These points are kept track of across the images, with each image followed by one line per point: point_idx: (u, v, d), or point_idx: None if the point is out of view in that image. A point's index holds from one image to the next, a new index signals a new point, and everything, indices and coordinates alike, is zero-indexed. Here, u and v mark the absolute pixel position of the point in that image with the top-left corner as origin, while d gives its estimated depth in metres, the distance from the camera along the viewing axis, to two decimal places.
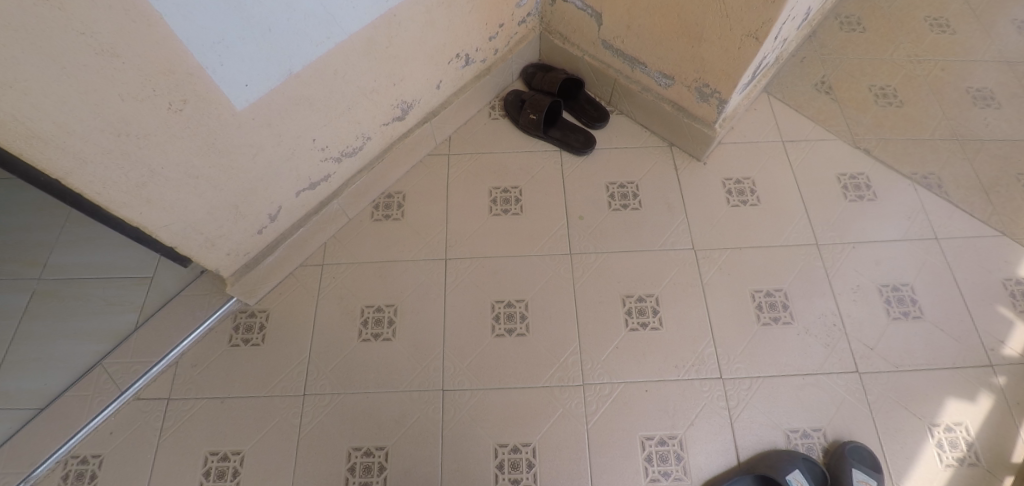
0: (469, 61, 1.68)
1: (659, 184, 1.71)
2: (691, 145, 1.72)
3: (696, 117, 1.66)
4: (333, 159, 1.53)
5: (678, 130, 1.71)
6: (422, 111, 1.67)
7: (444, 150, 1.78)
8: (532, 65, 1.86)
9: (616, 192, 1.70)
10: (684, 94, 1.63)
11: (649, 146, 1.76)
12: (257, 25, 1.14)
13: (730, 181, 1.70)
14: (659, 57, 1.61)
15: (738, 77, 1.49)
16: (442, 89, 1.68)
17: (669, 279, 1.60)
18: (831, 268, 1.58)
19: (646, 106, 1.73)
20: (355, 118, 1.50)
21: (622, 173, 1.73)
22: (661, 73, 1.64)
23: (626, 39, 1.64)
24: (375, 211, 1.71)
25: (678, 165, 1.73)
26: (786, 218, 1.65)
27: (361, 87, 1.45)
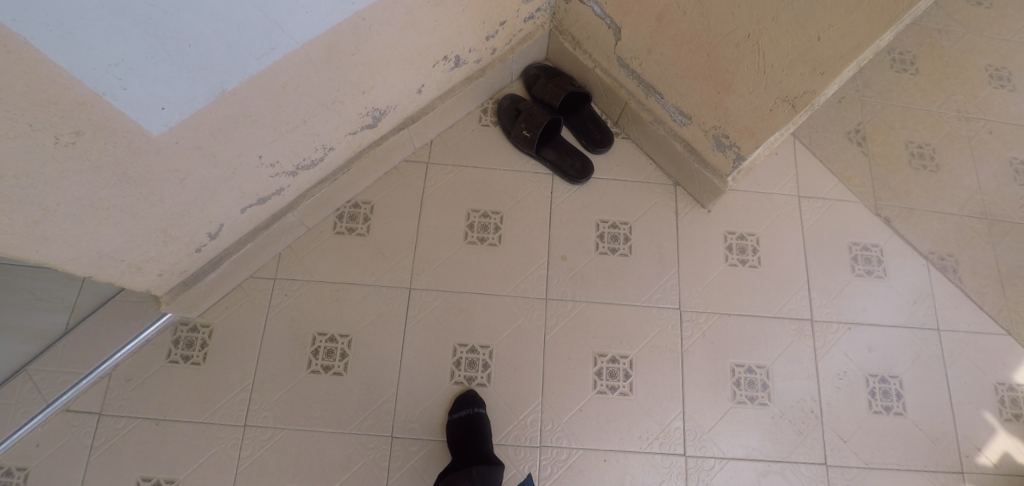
0: (460, 63, 1.43)
1: (656, 228, 1.54)
2: (697, 190, 1.54)
3: (708, 164, 1.47)
4: (286, 173, 1.32)
5: (687, 172, 1.52)
6: (399, 118, 1.44)
7: (422, 157, 1.58)
8: (536, 65, 1.61)
9: (606, 232, 1.52)
10: (699, 138, 1.43)
11: (651, 182, 1.57)
12: (173, 42, 0.88)
13: (732, 234, 1.53)
14: (679, 92, 1.39)
15: (762, 139, 1.29)
16: (425, 93, 1.44)
17: (648, 340, 1.44)
18: (821, 348, 1.45)
19: (655, 139, 1.52)
20: (315, 131, 1.27)
21: (616, 209, 1.55)
22: (678, 109, 1.42)
23: (644, 63, 1.40)
24: (338, 222, 1.54)
25: (679, 210, 1.56)
26: (784, 285, 1.50)
27: (321, 99, 1.21)
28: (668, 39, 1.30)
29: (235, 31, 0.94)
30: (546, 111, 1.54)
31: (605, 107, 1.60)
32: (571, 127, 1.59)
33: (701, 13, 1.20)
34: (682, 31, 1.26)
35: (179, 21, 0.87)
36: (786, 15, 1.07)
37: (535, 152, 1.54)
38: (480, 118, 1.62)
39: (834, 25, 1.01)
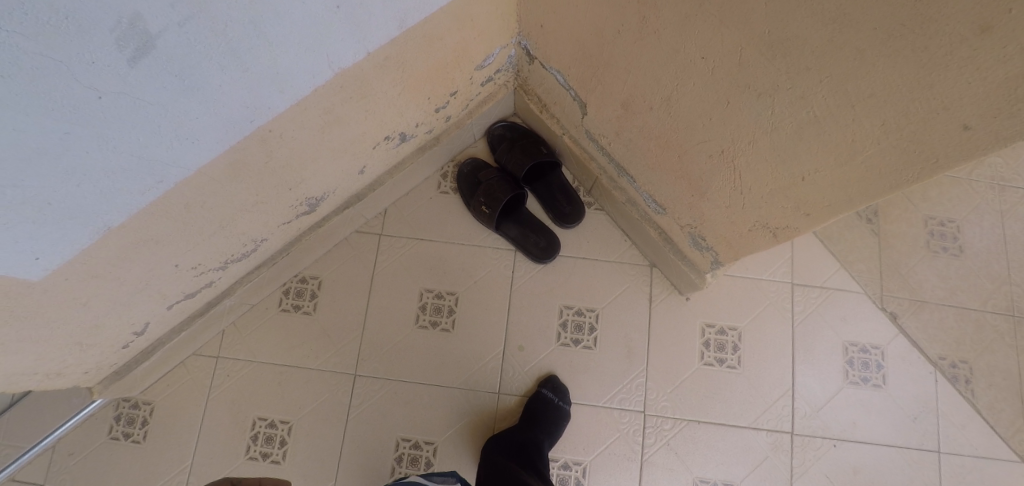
0: (407, 138, 1.29)
1: (625, 317, 1.42)
2: (676, 276, 1.37)
3: (686, 256, 1.29)
4: (214, 270, 1.22)
5: (663, 257, 1.36)
6: (341, 197, 1.32)
7: (375, 228, 1.47)
8: (503, 124, 1.45)
9: (570, 320, 1.42)
10: (675, 231, 1.24)
11: (625, 260, 1.45)
12: (27, 208, 0.76)
13: (712, 329, 1.41)
14: (651, 181, 1.19)
15: (740, 252, 1.11)
16: (369, 171, 1.30)
17: (605, 446, 1.37)
18: (800, 466, 1.34)
19: (629, 218, 1.36)
20: (240, 232, 1.15)
21: (585, 295, 1.43)
22: (651, 197, 1.23)
23: (613, 145, 1.20)
24: (284, 297, 1.46)
25: (654, 294, 1.43)
26: (764, 391, 1.38)
27: (237, 206, 1.08)
28: (636, 129, 1.09)
29: (107, 179, 0.82)
30: (507, 184, 1.38)
31: (577, 175, 1.46)
32: (538, 197, 1.44)
33: (669, 113, 0.96)
34: (651, 123, 1.03)
35: (31, 187, 0.74)
36: (761, 145, 0.83)
37: (495, 228, 1.40)
38: (439, 184, 1.48)
39: (820, 170, 0.77)
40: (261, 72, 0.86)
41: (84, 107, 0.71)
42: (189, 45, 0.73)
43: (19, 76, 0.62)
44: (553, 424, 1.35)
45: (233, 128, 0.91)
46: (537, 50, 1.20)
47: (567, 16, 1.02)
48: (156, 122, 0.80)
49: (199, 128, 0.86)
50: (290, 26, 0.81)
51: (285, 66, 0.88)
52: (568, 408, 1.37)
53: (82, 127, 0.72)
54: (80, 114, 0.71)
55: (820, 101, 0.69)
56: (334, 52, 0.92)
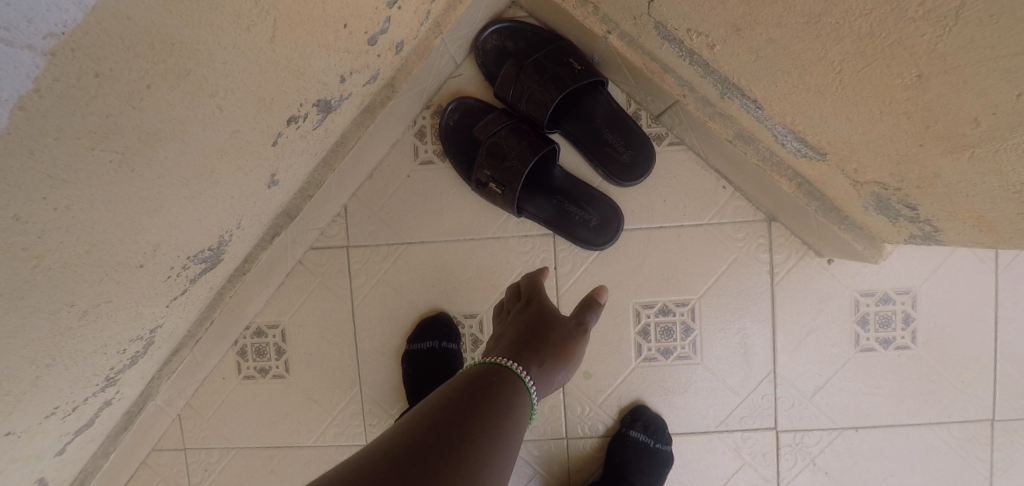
0: (337, 107, 0.71)
1: (735, 303, 0.98)
2: (817, 237, 0.90)
3: (846, 217, 0.80)
4: (103, 385, 0.78)
5: (795, 213, 0.88)
6: (259, 225, 0.80)
7: (339, 237, 0.98)
8: (497, 31, 0.89)
9: (654, 325, 0.97)
10: (840, 182, 0.72)
11: (726, 221, 0.96)
12: None
13: (868, 300, 0.98)
14: (812, 108, 0.61)
15: (1000, 236, 0.58)
16: (284, 177, 0.74)
17: (730, 480, 1.01)
18: (1001, 457, 0.99)
19: (732, 159, 0.86)
20: (93, 349, 0.68)
21: (677, 285, 0.97)
22: (794, 135, 0.69)
23: (724, 46, 0.63)
24: (243, 360, 1.03)
25: (775, 263, 0.97)
26: (947, 374, 0.99)
27: (56, 326, 0.58)
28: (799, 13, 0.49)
29: None
30: (523, 140, 0.87)
31: (635, 91, 0.91)
32: (576, 143, 0.91)
33: None
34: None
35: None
36: None
37: (519, 213, 0.89)
38: (416, 151, 0.95)
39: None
40: None
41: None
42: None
43: None
44: (651, 474, 0.98)
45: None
46: None
47: None
48: None
49: None
50: None
51: None
52: (670, 450, 0.99)
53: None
54: None
55: None
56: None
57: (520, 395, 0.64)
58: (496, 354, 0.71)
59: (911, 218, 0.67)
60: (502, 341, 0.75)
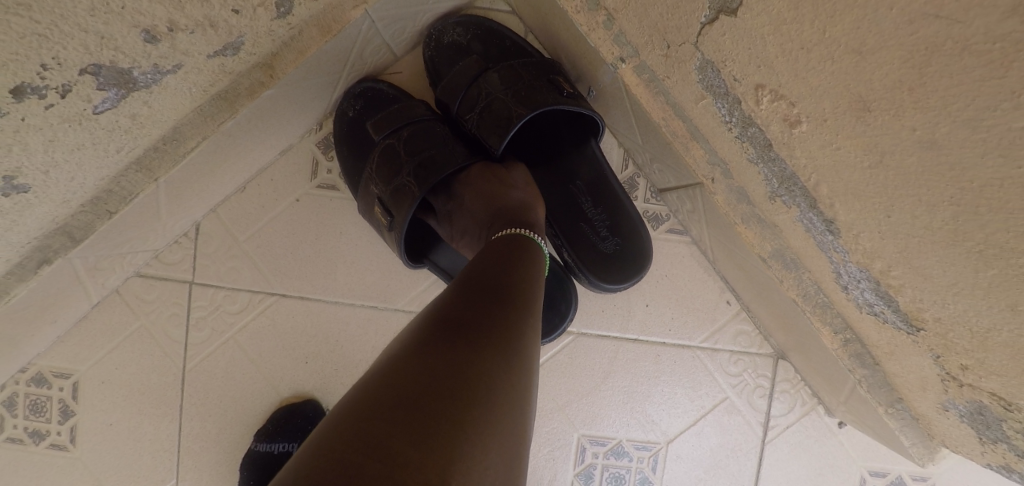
0: (149, 86, 0.41)
1: (713, 458, 0.73)
2: (840, 399, 0.66)
3: (900, 399, 0.55)
4: None
5: (820, 364, 0.63)
6: (4, 249, 0.47)
7: (179, 266, 0.66)
8: (467, 20, 0.62)
9: (602, 472, 0.71)
10: (920, 364, 0.47)
11: (721, 349, 0.71)
12: None
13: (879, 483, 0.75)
14: (950, 274, 0.36)
15: None
16: (41, 184, 0.43)
17: None
18: None
19: (750, 273, 0.61)
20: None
21: (639, 419, 0.71)
22: (879, 286, 0.44)
23: (811, 130, 0.37)
24: (9, 415, 0.67)
25: (773, 415, 0.73)
26: None
27: None
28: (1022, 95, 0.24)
29: None
30: (434, 148, 0.58)
31: (636, 150, 0.65)
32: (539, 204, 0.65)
33: None
34: None
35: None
36: None
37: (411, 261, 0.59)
38: (314, 169, 0.65)
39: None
40: None
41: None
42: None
43: None
44: None
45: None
46: None
47: None
48: None
49: None
50: None
51: None
52: None
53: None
54: None
55: None
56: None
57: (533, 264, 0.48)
58: (500, 239, 0.50)
59: (1023, 450, 0.43)
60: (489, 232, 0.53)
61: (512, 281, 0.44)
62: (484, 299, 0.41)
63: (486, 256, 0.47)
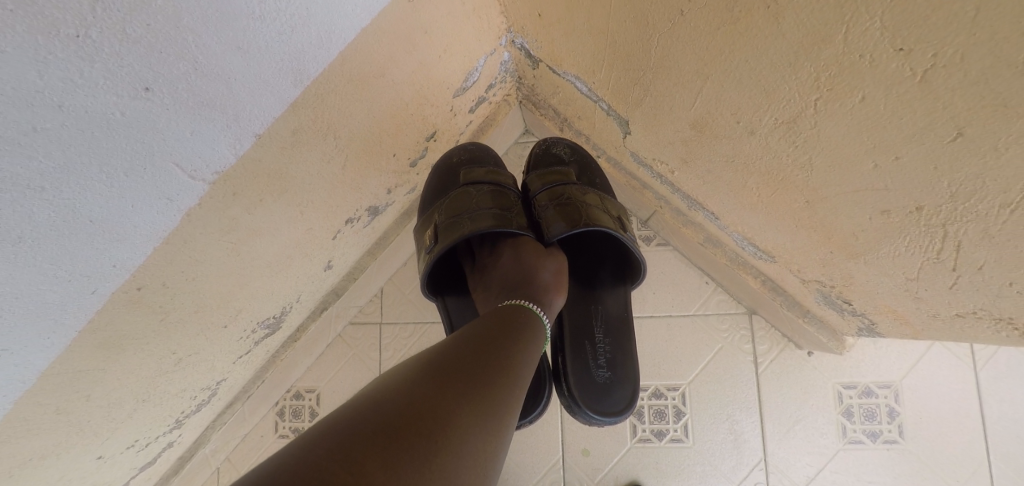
0: (381, 212, 0.95)
1: (723, 390, 1.11)
2: (789, 328, 1.05)
3: (808, 311, 0.93)
4: (171, 427, 0.95)
5: (768, 306, 1.02)
6: (312, 299, 1.01)
7: (374, 314, 1.16)
8: (572, 148, 0.92)
9: (649, 409, 1.11)
10: (789, 280, 0.86)
11: (711, 313, 1.11)
12: None
13: (851, 392, 1.09)
14: (750, 223, 0.78)
15: (916, 328, 0.69)
16: (336, 264, 0.98)
17: None
18: None
19: (706, 258, 1.02)
20: (172, 391, 0.85)
21: (667, 371, 1.12)
22: (748, 240, 0.84)
23: (679, 174, 0.81)
24: (280, 420, 1.14)
25: (758, 353, 1.10)
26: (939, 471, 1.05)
27: (161, 368, 0.78)
28: (718, 157, 0.67)
29: None
30: (491, 210, 0.82)
31: None
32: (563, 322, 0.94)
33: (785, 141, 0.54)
34: (755, 147, 0.59)
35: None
36: None
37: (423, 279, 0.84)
38: None
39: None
40: (53, 232, 0.45)
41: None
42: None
43: None
44: None
45: (59, 310, 0.52)
46: (542, 50, 0.82)
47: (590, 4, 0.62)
48: None
49: None
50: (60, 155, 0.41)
51: (99, 210, 0.47)
52: None
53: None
54: None
55: None
56: (63, 108, 0.39)
57: (522, 346, 0.64)
58: (509, 313, 0.68)
59: (853, 310, 0.79)
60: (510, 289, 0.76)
61: (504, 339, 0.62)
62: (473, 361, 0.57)
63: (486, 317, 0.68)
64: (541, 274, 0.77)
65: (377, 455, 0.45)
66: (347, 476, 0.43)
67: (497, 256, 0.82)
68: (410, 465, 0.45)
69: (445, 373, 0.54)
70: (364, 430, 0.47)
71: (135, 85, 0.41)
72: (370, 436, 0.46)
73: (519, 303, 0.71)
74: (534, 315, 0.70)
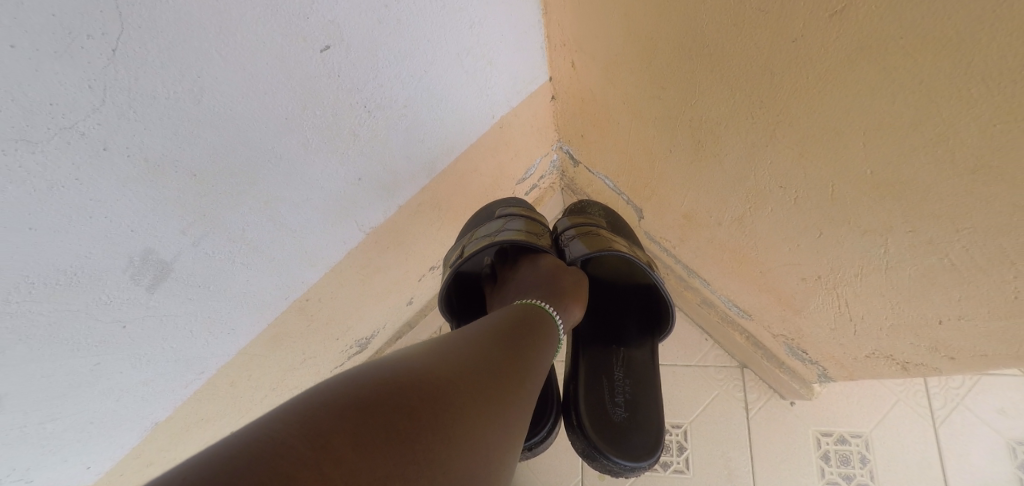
0: None
1: (718, 432, 1.20)
2: (775, 381, 1.18)
3: (785, 363, 1.12)
4: None
5: (754, 361, 1.18)
6: (391, 330, 1.28)
7: None
8: (608, 213, 1.09)
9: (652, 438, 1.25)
10: (764, 337, 1.10)
11: (708, 365, 1.26)
12: (79, 428, 0.72)
13: (828, 440, 1.15)
14: (731, 288, 1.05)
15: (851, 371, 0.93)
16: (414, 301, 1.27)
17: None
18: None
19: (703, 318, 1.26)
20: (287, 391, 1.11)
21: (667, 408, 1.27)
22: (732, 302, 1.10)
23: (679, 248, 1.09)
24: None
25: None
26: None
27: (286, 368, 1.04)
28: (702, 238, 0.95)
29: (139, 387, 0.75)
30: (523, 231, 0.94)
31: None
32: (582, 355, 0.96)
33: (737, 233, 0.81)
34: (722, 233, 0.87)
35: (65, 417, 0.69)
36: (872, 278, 0.64)
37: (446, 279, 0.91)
38: None
39: (966, 318, 0.56)
40: (288, 255, 0.76)
41: (75, 341, 0.62)
42: (66, 204, 0.49)
43: (36, 341, 0.58)
44: None
45: (265, 309, 0.83)
46: (581, 155, 1.14)
47: (613, 134, 0.93)
48: (187, 330, 0.73)
49: (224, 318, 0.77)
50: (311, 210, 0.72)
51: (312, 243, 0.78)
52: None
53: (73, 357, 0.63)
54: (123, 348, 0.67)
55: (962, 248, 0.50)
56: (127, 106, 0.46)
57: (534, 359, 0.62)
58: (524, 310, 0.72)
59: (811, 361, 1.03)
60: (531, 288, 0.84)
61: (516, 343, 0.62)
62: (481, 367, 0.54)
63: (501, 314, 0.69)
64: (562, 280, 0.85)
65: (378, 437, 0.44)
66: (315, 453, 0.41)
67: (520, 270, 0.92)
68: (393, 449, 0.44)
69: (450, 362, 0.53)
70: (338, 406, 0.44)
71: (354, 174, 0.74)
72: (357, 407, 0.45)
73: (534, 304, 0.75)
74: (547, 313, 0.75)
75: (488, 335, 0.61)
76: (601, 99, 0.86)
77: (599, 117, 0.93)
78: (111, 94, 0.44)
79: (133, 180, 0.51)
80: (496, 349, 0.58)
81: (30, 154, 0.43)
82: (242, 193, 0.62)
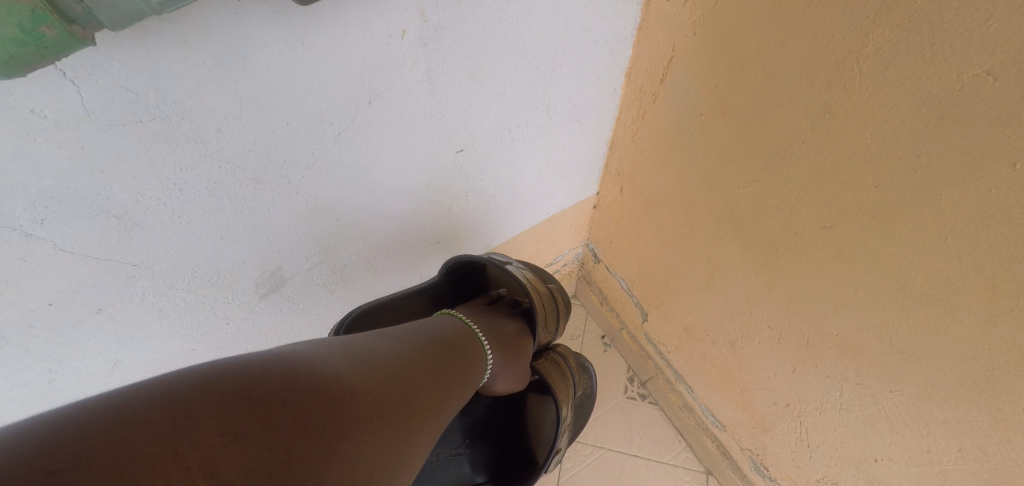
0: None
1: None
2: None
3: (747, 476, 1.22)
4: None
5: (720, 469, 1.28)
6: None
7: None
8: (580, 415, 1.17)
9: None
10: (732, 450, 1.23)
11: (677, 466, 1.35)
12: None
13: None
14: (711, 398, 1.20)
15: None
16: None
17: None
18: None
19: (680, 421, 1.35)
20: None
21: None
22: (709, 411, 1.23)
23: (673, 354, 1.24)
24: None
25: None
26: None
27: None
28: (696, 350, 1.12)
29: None
30: (545, 308, 0.96)
31: None
32: (453, 423, 0.97)
33: (728, 353, 0.97)
34: (714, 350, 1.03)
35: None
36: (829, 415, 0.79)
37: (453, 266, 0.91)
38: None
39: (895, 460, 0.72)
40: (364, 291, 0.91)
41: (191, 328, 0.74)
42: (249, 222, 0.64)
43: (171, 316, 0.70)
44: None
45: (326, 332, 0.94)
46: (605, 255, 1.32)
47: (639, 247, 1.11)
48: (266, 335, 0.84)
49: (298, 334, 0.89)
50: (395, 258, 0.89)
51: (383, 285, 0.93)
52: None
53: (180, 341, 0.75)
54: (217, 338, 0.78)
55: (895, 404, 0.67)
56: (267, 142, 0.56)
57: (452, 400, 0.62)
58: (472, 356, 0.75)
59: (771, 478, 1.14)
60: (499, 343, 0.85)
61: (442, 382, 0.62)
62: (401, 394, 0.53)
63: (438, 334, 0.71)
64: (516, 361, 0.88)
65: (249, 426, 0.42)
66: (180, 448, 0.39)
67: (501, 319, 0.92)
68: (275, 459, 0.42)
69: (373, 380, 0.51)
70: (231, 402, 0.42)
71: (435, 237, 0.91)
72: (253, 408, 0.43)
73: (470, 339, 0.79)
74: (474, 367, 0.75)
75: (420, 365, 0.60)
76: (637, 218, 1.05)
77: (630, 231, 1.11)
78: (323, 160, 0.62)
79: (298, 217, 0.68)
80: (422, 386, 0.57)
81: (254, 188, 0.60)
82: (361, 237, 0.79)
